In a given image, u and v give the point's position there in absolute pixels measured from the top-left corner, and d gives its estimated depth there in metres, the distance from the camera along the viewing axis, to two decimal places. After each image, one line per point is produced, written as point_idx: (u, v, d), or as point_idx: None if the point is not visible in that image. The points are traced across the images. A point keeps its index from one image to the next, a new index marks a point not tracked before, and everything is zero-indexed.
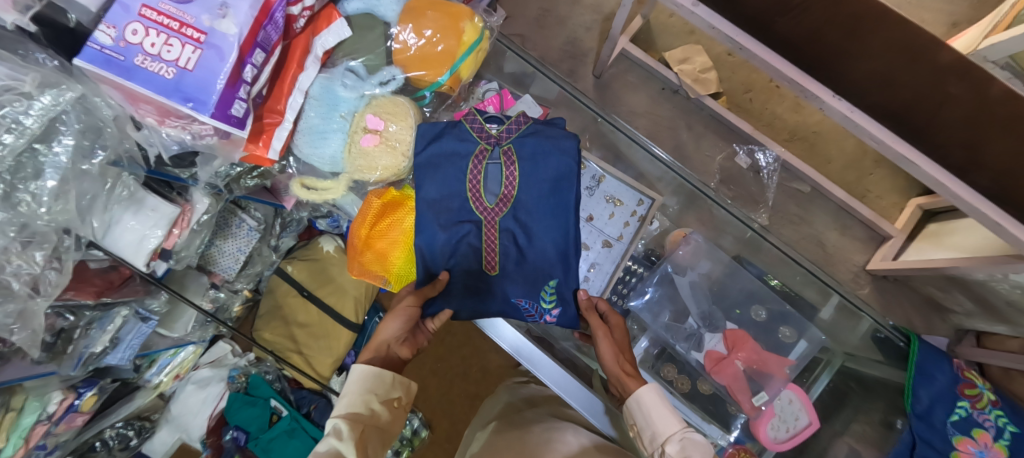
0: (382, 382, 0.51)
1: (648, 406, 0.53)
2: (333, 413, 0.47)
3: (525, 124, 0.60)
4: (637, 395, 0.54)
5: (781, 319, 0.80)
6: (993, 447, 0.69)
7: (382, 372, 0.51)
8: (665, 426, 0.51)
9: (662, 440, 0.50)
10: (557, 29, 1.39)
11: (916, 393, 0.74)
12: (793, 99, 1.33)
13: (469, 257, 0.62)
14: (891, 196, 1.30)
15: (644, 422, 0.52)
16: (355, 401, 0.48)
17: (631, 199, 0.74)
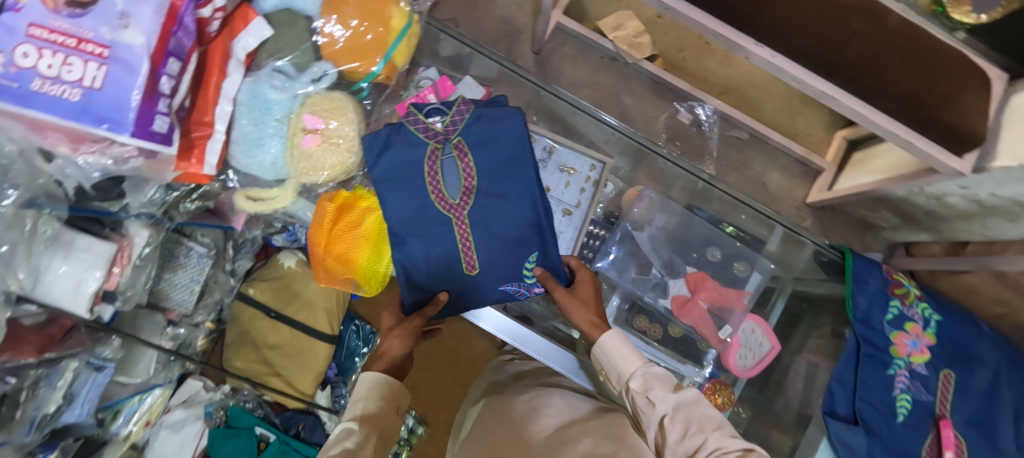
0: (390, 385, 0.52)
1: (611, 352, 0.62)
2: (345, 416, 0.48)
3: (468, 112, 0.59)
4: (600, 342, 0.63)
5: (735, 256, 0.86)
6: (922, 336, 0.77)
7: (386, 377, 0.52)
8: (628, 365, 0.61)
9: (627, 377, 0.60)
10: (489, 9, 1.38)
11: (856, 301, 0.78)
12: (722, 53, 1.40)
13: (445, 259, 0.57)
14: (819, 132, 1.41)
15: (610, 365, 0.62)
16: (368, 406, 0.49)
17: (585, 165, 0.77)
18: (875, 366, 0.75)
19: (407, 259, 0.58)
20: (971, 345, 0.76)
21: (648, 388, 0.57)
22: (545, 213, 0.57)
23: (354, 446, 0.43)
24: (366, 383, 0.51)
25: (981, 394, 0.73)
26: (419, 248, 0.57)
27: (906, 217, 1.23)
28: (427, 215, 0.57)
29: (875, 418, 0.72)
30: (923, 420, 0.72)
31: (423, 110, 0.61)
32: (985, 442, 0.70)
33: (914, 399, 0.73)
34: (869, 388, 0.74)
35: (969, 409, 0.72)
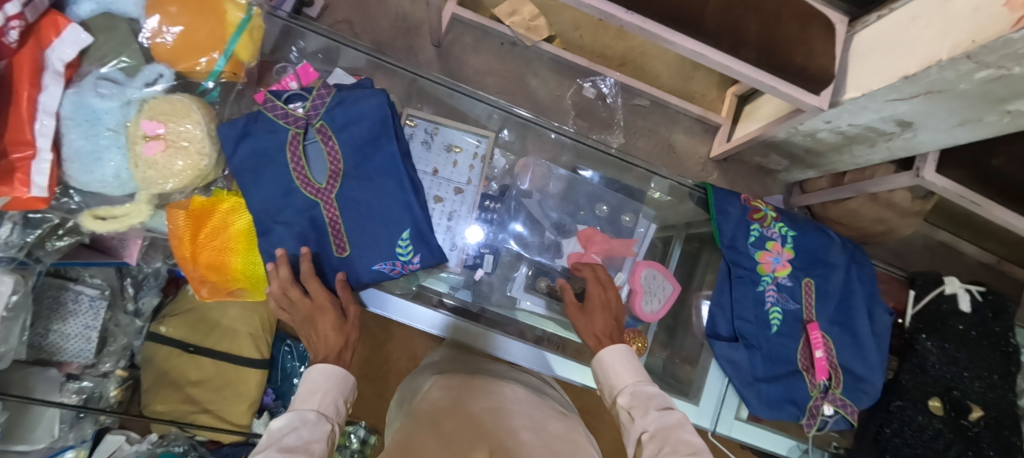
0: (348, 381, 0.53)
1: (608, 365, 0.63)
2: (300, 405, 0.48)
3: (328, 94, 0.58)
4: (599, 355, 0.65)
5: (619, 209, 0.92)
6: (782, 251, 0.70)
7: (346, 373, 0.53)
8: (620, 381, 0.62)
9: (617, 392, 0.61)
10: (382, 8, 1.37)
11: (722, 229, 0.69)
12: (615, 28, 1.47)
13: (314, 245, 0.56)
14: (713, 92, 1.52)
15: (603, 378, 0.64)
16: (325, 401, 0.49)
17: (471, 143, 0.77)
18: (747, 286, 0.68)
19: (277, 253, 0.56)
20: (826, 250, 0.71)
21: (635, 407, 0.58)
22: (410, 187, 0.57)
23: (303, 442, 0.44)
24: (323, 371, 0.52)
25: (840, 293, 0.71)
26: (291, 237, 0.57)
27: (793, 158, 1.35)
28: (291, 202, 0.57)
29: (752, 338, 0.67)
30: (795, 329, 0.68)
31: (282, 95, 0.59)
32: (848, 337, 0.69)
33: (784, 310, 0.68)
34: (743, 307, 0.68)
35: (832, 309, 0.70)
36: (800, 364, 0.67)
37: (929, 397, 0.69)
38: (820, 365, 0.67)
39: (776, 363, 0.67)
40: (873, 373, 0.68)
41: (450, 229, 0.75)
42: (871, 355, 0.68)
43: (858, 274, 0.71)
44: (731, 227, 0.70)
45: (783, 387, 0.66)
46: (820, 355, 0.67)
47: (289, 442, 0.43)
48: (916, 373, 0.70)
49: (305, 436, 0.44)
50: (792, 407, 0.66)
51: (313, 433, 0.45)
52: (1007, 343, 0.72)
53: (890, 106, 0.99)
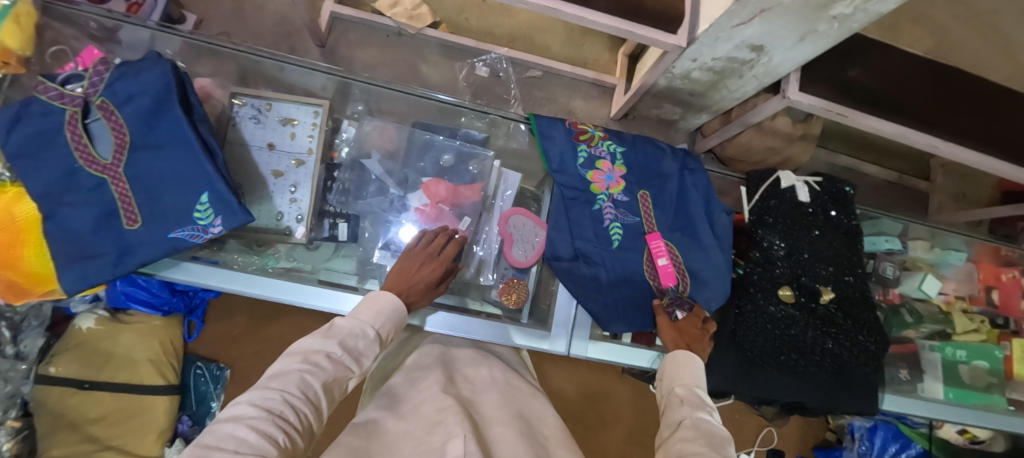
0: (406, 315, 0.59)
1: (681, 362, 0.58)
2: (372, 320, 0.53)
3: (105, 70, 0.57)
4: (679, 353, 0.60)
5: None
6: (614, 169, 0.74)
7: (405, 311, 0.59)
8: (686, 382, 0.56)
9: (675, 384, 0.55)
10: (259, 15, 1.36)
11: (550, 153, 0.71)
12: (500, 6, 1.50)
13: (103, 222, 0.54)
14: (606, 55, 1.56)
15: (668, 372, 0.58)
16: (385, 325, 0.55)
17: (307, 114, 0.76)
18: (583, 204, 0.72)
19: (65, 236, 0.53)
20: (659, 162, 0.76)
21: (683, 402, 0.52)
22: (200, 149, 0.55)
23: (360, 348, 0.50)
24: (392, 298, 0.58)
25: (677, 200, 0.75)
26: (78, 218, 0.54)
27: (684, 104, 1.39)
28: (75, 181, 0.54)
29: (593, 253, 0.70)
30: (636, 239, 0.71)
31: (58, 78, 0.57)
32: (687, 240, 0.72)
33: (622, 222, 0.71)
34: (579, 224, 0.70)
35: (671, 216, 0.74)
36: (645, 273, 0.70)
37: (779, 286, 0.69)
38: (665, 269, 0.70)
39: (621, 274, 0.70)
40: (719, 272, 0.70)
41: (295, 201, 0.73)
42: (713, 253, 0.71)
43: (689, 181, 0.76)
44: (559, 151, 0.73)
45: (629, 296, 0.69)
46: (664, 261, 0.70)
47: (350, 342, 0.49)
48: (762, 265, 0.70)
49: (358, 347, 0.50)
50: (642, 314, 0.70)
51: (366, 347, 0.51)
52: (841, 221, 0.74)
53: (739, 32, 1.01)
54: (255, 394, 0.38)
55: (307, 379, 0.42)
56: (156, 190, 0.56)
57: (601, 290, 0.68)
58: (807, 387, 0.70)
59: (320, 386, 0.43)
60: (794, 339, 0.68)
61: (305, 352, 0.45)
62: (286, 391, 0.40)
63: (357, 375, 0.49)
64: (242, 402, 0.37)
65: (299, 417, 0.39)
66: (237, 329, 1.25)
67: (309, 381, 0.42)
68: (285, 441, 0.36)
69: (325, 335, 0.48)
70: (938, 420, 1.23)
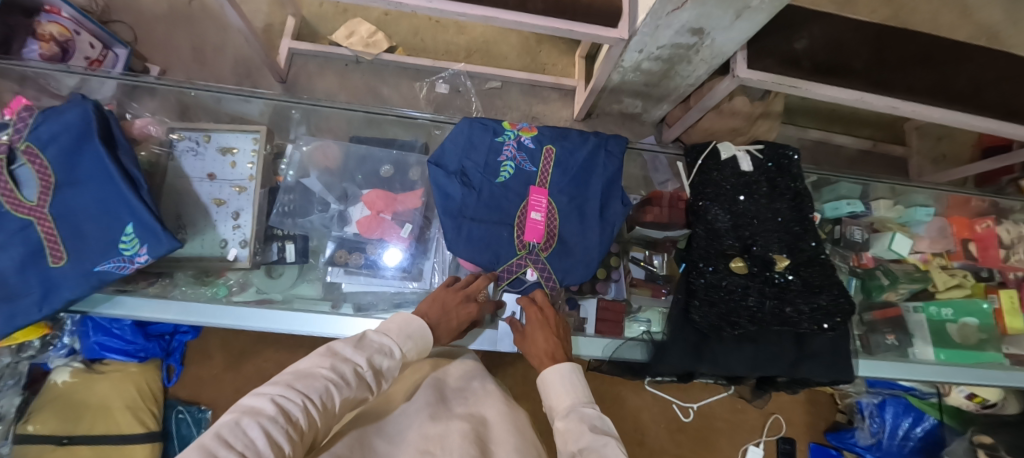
0: (430, 343, 0.57)
1: (549, 384, 0.54)
2: (405, 347, 0.53)
3: (29, 115, 0.58)
4: (544, 373, 0.56)
5: None
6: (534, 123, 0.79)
7: (430, 338, 0.57)
8: (563, 401, 0.51)
9: (557, 416, 0.50)
10: (220, 59, 1.41)
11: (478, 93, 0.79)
12: (454, 24, 1.54)
13: (24, 263, 0.54)
14: (563, 58, 1.58)
15: (545, 396, 0.54)
16: (412, 349, 0.54)
17: (246, 142, 0.76)
18: (489, 134, 0.75)
19: None
20: (579, 143, 0.77)
21: (568, 432, 0.47)
22: (120, 180, 0.56)
23: (383, 368, 0.49)
24: (422, 324, 0.56)
25: (582, 170, 0.75)
26: None
27: (642, 97, 1.40)
28: None
29: (475, 172, 0.72)
30: (521, 186, 0.72)
31: None
32: (573, 205, 0.73)
33: (515, 168, 0.73)
34: (473, 150, 0.74)
35: (571, 182, 0.74)
36: (517, 220, 0.70)
37: (729, 258, 0.68)
38: (533, 230, 0.70)
39: (492, 216, 0.70)
40: (585, 243, 0.71)
41: (238, 227, 0.73)
42: (590, 229, 0.71)
43: (604, 160, 0.77)
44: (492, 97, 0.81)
45: (486, 242, 0.69)
46: (536, 219, 0.71)
47: (378, 360, 0.48)
48: (708, 238, 0.68)
49: (383, 366, 0.49)
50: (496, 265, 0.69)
51: (391, 368, 0.50)
52: (787, 187, 0.73)
53: (675, 19, 0.99)
54: (279, 389, 0.39)
55: (330, 389, 0.42)
56: (80, 225, 0.56)
57: (466, 214, 0.69)
58: (773, 360, 0.67)
59: (339, 399, 0.42)
60: (753, 310, 0.66)
61: (336, 358, 0.45)
62: (307, 398, 0.39)
63: (372, 395, 0.47)
64: (267, 395, 0.38)
65: (309, 426, 0.39)
66: (217, 369, 1.24)
67: (331, 392, 0.42)
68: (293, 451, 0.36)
69: (357, 346, 0.47)
70: (945, 387, 1.18)
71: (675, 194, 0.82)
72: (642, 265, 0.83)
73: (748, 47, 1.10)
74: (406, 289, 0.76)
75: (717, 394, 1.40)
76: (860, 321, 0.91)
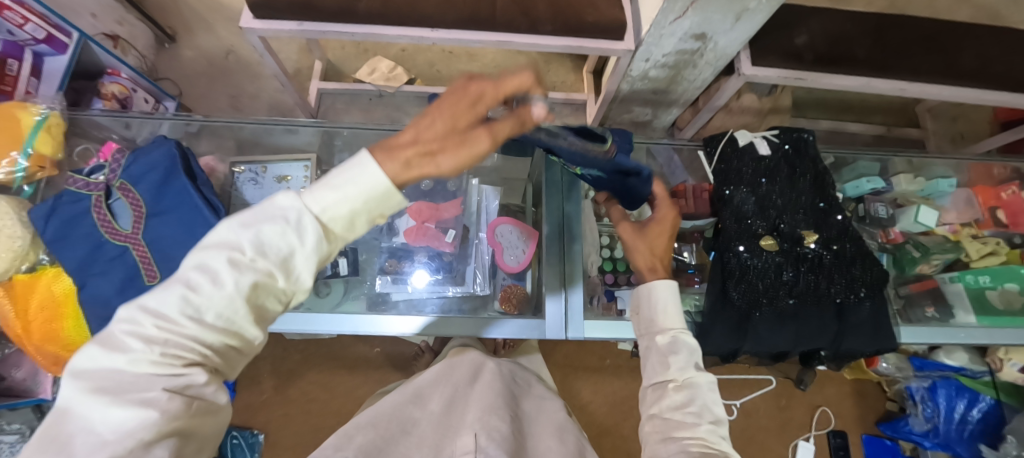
0: (382, 181, 0.34)
1: (657, 299, 0.58)
2: (326, 198, 0.33)
3: (123, 156, 0.67)
4: (648, 286, 0.60)
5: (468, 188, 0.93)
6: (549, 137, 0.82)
7: (378, 171, 0.33)
8: (664, 321, 0.57)
9: (656, 330, 0.57)
10: (255, 103, 1.54)
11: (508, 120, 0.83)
12: (466, 53, 1.65)
13: (126, 284, 0.61)
14: (571, 75, 1.67)
15: (646, 307, 0.59)
16: (348, 199, 0.33)
17: (298, 169, 0.84)
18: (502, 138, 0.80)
19: (97, 302, 0.61)
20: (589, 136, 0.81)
21: (670, 353, 0.54)
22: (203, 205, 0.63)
23: (290, 241, 0.32)
24: (365, 162, 0.34)
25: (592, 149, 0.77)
26: (105, 283, 0.61)
27: (651, 103, 1.47)
28: (102, 252, 0.62)
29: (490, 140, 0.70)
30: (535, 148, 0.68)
31: (85, 170, 0.68)
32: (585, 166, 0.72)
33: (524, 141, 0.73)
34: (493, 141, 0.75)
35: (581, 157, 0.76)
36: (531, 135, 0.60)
37: (760, 237, 0.71)
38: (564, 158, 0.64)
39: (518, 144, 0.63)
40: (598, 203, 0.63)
41: None
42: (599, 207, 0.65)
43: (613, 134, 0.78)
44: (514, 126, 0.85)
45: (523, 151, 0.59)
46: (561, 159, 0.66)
47: (271, 239, 0.31)
48: (737, 221, 0.72)
49: (290, 242, 0.32)
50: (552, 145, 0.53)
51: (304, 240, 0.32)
52: (807, 168, 0.77)
53: (678, 27, 1.06)
54: (129, 314, 0.29)
55: (191, 299, 0.29)
56: (169, 247, 0.63)
57: None
58: (815, 333, 0.69)
59: (214, 307, 0.30)
60: (788, 284, 0.69)
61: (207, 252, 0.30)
62: (158, 319, 0.29)
63: (288, 282, 0.32)
64: (120, 338, 0.28)
65: (185, 352, 0.29)
66: (266, 393, 1.28)
67: (192, 303, 0.29)
68: (168, 399, 0.27)
69: (236, 229, 0.31)
70: (997, 363, 1.14)
71: (698, 186, 0.87)
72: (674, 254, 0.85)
73: (750, 47, 1.16)
74: (446, 293, 0.83)
75: (758, 390, 1.37)
76: (899, 294, 0.91)
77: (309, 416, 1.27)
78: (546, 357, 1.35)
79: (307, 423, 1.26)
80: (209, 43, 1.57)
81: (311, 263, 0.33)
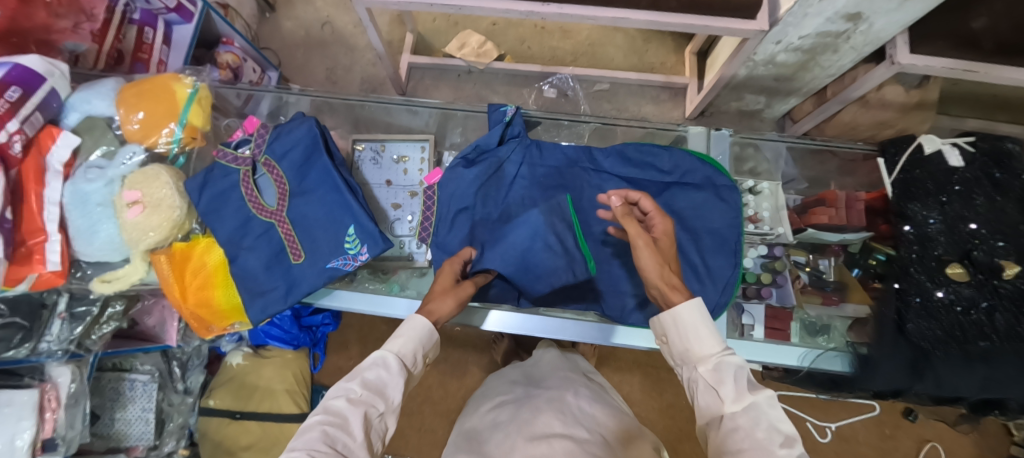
0: (430, 330, 0.52)
1: (683, 325, 0.45)
2: (387, 347, 0.49)
3: (266, 133, 0.67)
4: (673, 313, 0.46)
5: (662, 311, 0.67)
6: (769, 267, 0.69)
7: (419, 320, 0.51)
8: (700, 346, 0.44)
9: (695, 361, 0.43)
10: (348, 77, 1.55)
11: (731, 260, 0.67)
12: (559, 29, 1.55)
13: (272, 261, 0.64)
14: (672, 56, 1.54)
15: (676, 339, 0.46)
16: (410, 347, 0.50)
17: (416, 150, 0.83)
18: (729, 280, 0.66)
19: (247, 275, 0.64)
20: (657, 156, 0.70)
21: (720, 373, 0.41)
22: (343, 189, 0.63)
23: (383, 380, 0.46)
24: (421, 323, 0.51)
25: (621, 162, 0.70)
26: (255, 258, 0.64)
27: (766, 90, 1.33)
28: (251, 227, 0.65)
29: (603, 257, 0.68)
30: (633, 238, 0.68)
31: (232, 144, 0.69)
32: (550, 174, 0.71)
33: (606, 240, 0.68)
34: (616, 252, 0.68)
35: (606, 188, 0.70)
36: None
37: (946, 264, 0.61)
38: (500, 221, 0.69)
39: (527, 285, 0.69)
40: (627, 229, 0.68)
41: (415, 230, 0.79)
42: None
43: (638, 159, 0.70)
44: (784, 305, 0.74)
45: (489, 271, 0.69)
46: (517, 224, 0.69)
47: (370, 381, 0.46)
48: (918, 243, 0.63)
49: (379, 388, 0.46)
50: (444, 256, 0.68)
51: (394, 375, 0.47)
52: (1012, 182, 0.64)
53: (829, 5, 0.90)
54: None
55: (331, 433, 0.40)
56: (312, 229, 0.64)
57: None
58: (1010, 381, 0.61)
59: (352, 436, 0.41)
60: (980, 323, 0.59)
61: (329, 410, 0.43)
62: (311, 449, 0.38)
63: (387, 410, 0.46)
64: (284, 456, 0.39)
65: None
66: (354, 359, 1.35)
67: (331, 432, 0.40)
68: None
69: (348, 399, 0.43)
70: None
71: (850, 195, 0.77)
72: (807, 271, 0.80)
73: (909, 30, 0.97)
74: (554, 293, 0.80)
75: (860, 416, 1.26)
76: None
77: None
78: (628, 354, 1.32)
79: None
80: (307, 13, 1.58)
81: (394, 399, 0.47)
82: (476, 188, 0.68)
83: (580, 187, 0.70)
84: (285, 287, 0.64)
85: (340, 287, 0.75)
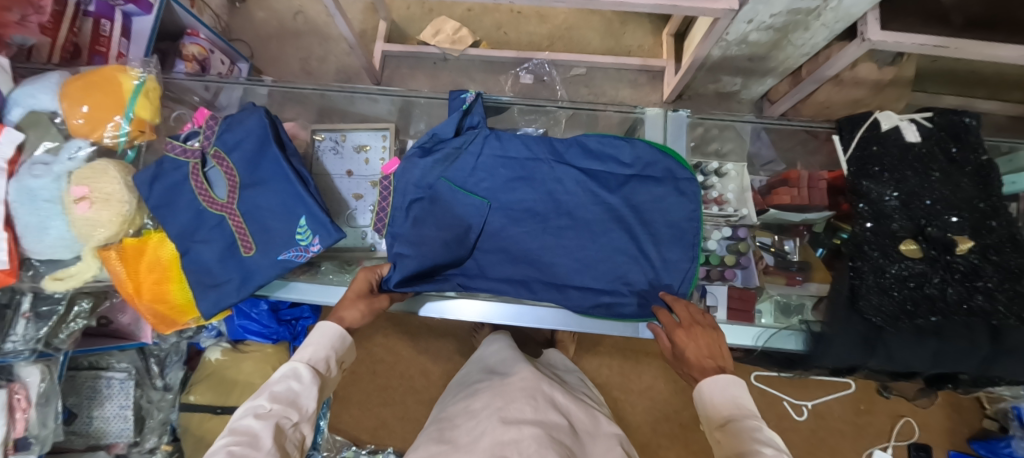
0: (336, 338, 0.60)
1: (705, 393, 0.54)
2: (297, 358, 0.56)
3: (215, 125, 0.66)
4: (699, 388, 0.55)
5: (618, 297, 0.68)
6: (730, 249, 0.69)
7: (326, 326, 0.60)
8: (717, 412, 0.52)
9: (713, 426, 0.52)
10: (322, 67, 1.53)
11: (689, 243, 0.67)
12: (535, 14, 1.53)
13: (224, 254, 0.63)
14: (650, 39, 1.51)
15: (700, 407, 0.55)
16: (319, 352, 0.57)
17: (377, 139, 0.82)
18: (685, 268, 0.66)
19: (202, 269, 0.64)
20: (618, 148, 0.69)
21: (737, 433, 0.48)
22: (294, 184, 0.62)
23: (296, 387, 0.53)
24: (329, 330, 0.60)
25: (582, 154, 0.70)
26: (209, 251, 0.64)
27: (742, 71, 1.32)
28: (204, 220, 0.64)
29: (562, 249, 0.68)
30: (590, 230, 0.68)
31: (181, 136, 0.68)
32: (510, 166, 0.69)
33: (564, 232, 0.68)
34: (573, 242, 0.68)
35: (565, 179, 0.69)
36: (517, 247, 0.69)
37: (900, 241, 0.61)
38: (457, 213, 0.69)
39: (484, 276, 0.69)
40: (583, 219, 0.68)
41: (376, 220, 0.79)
42: (593, 222, 0.68)
43: (600, 151, 0.69)
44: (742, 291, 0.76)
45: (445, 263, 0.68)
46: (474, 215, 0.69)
47: (282, 393, 0.51)
48: (874, 219, 0.63)
49: (293, 395, 0.52)
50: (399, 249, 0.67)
51: (305, 383, 0.53)
52: (966, 160, 0.64)
53: None
54: None
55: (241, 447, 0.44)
56: (263, 221, 0.63)
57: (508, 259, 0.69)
58: (958, 356, 0.62)
59: (266, 443, 0.46)
60: (932, 299, 0.60)
61: (238, 430, 0.47)
62: None
63: (300, 417, 0.51)
64: None
65: None
66: None
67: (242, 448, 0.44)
68: None
69: (258, 414, 0.48)
70: None
71: (813, 174, 0.77)
72: (772, 251, 0.80)
73: (881, 6, 0.94)
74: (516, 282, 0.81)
75: (837, 393, 1.28)
76: None
77: (375, 376, 1.32)
78: (608, 339, 1.32)
79: (375, 383, 1.32)
80: (279, 3, 1.55)
81: (312, 400, 0.53)
82: (430, 178, 0.67)
83: (540, 178, 0.69)
84: (239, 280, 0.63)
85: (295, 278, 0.74)
